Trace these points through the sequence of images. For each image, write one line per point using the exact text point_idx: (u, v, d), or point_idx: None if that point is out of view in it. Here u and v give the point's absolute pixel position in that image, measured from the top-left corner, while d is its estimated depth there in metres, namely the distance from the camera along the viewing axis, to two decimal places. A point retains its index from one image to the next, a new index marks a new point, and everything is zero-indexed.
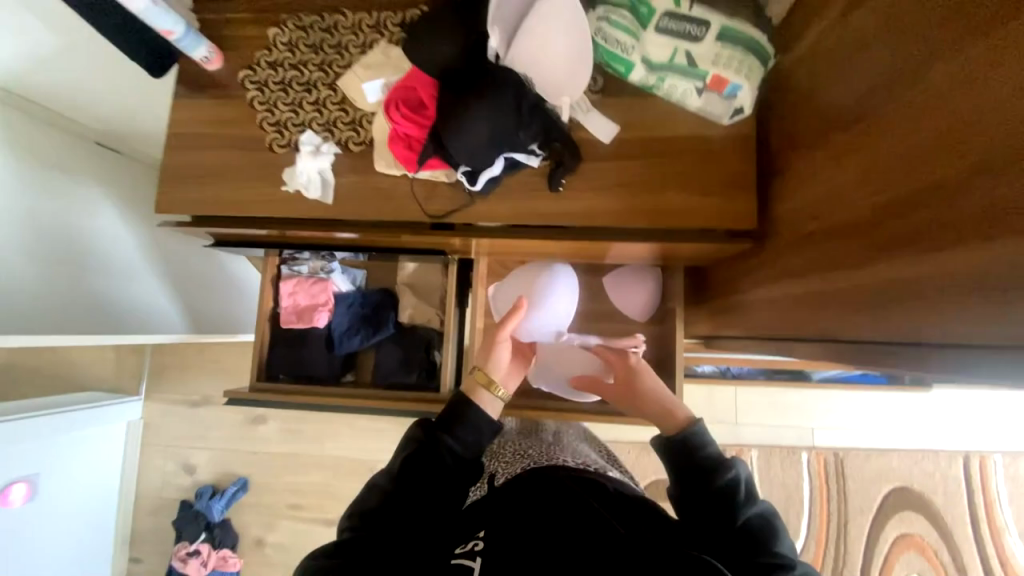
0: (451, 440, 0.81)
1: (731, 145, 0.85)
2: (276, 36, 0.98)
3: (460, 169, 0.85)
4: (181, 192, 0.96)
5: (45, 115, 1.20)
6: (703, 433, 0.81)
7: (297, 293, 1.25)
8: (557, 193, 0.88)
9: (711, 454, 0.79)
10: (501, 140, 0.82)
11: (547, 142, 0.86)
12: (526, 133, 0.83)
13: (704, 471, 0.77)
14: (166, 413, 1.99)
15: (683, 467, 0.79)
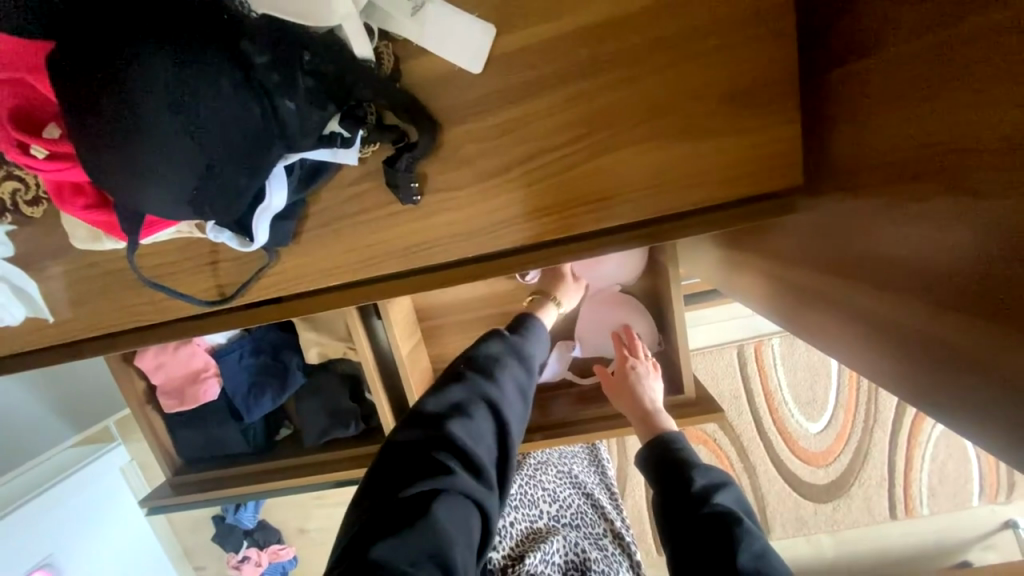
0: (534, 358, 0.68)
1: (736, 14, 0.39)
2: None
3: (209, 223, 0.43)
4: None
5: None
6: (681, 440, 0.74)
7: (166, 365, 0.93)
8: (417, 203, 0.47)
9: (678, 453, 0.71)
10: (246, 149, 0.38)
11: (352, 111, 0.41)
12: (293, 110, 0.39)
13: (674, 467, 0.70)
14: None
15: (655, 469, 0.72)
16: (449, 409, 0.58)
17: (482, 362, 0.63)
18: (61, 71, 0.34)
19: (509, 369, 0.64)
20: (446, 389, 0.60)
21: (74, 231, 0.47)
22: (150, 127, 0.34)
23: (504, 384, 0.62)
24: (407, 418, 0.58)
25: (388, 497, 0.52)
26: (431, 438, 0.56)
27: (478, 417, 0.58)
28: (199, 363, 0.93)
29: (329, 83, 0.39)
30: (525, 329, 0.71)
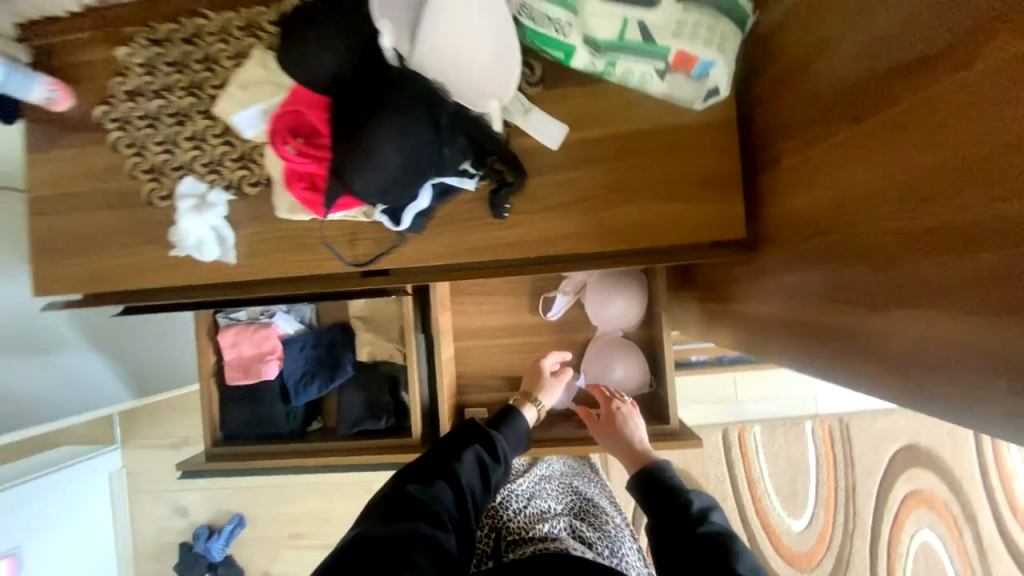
0: (501, 447, 0.86)
1: (705, 136, 0.69)
2: (129, 56, 0.77)
3: (378, 208, 0.69)
4: (60, 267, 0.80)
5: None
6: (669, 468, 0.88)
7: (240, 344, 1.11)
8: (503, 220, 0.73)
9: (672, 483, 0.84)
10: (420, 167, 0.66)
11: (480, 158, 0.69)
12: (451, 151, 0.66)
13: (670, 494, 0.82)
14: (147, 460, 1.90)
15: (652, 497, 0.83)
16: (426, 472, 0.78)
17: (459, 440, 0.84)
18: (342, 115, 0.64)
19: (480, 449, 0.83)
20: (428, 458, 0.81)
21: (282, 203, 0.72)
22: (380, 148, 0.63)
23: (473, 461, 0.82)
24: (396, 477, 0.79)
25: (371, 526, 0.70)
26: (408, 492, 0.75)
27: (446, 481, 0.77)
28: (268, 346, 1.11)
29: (472, 140, 0.67)
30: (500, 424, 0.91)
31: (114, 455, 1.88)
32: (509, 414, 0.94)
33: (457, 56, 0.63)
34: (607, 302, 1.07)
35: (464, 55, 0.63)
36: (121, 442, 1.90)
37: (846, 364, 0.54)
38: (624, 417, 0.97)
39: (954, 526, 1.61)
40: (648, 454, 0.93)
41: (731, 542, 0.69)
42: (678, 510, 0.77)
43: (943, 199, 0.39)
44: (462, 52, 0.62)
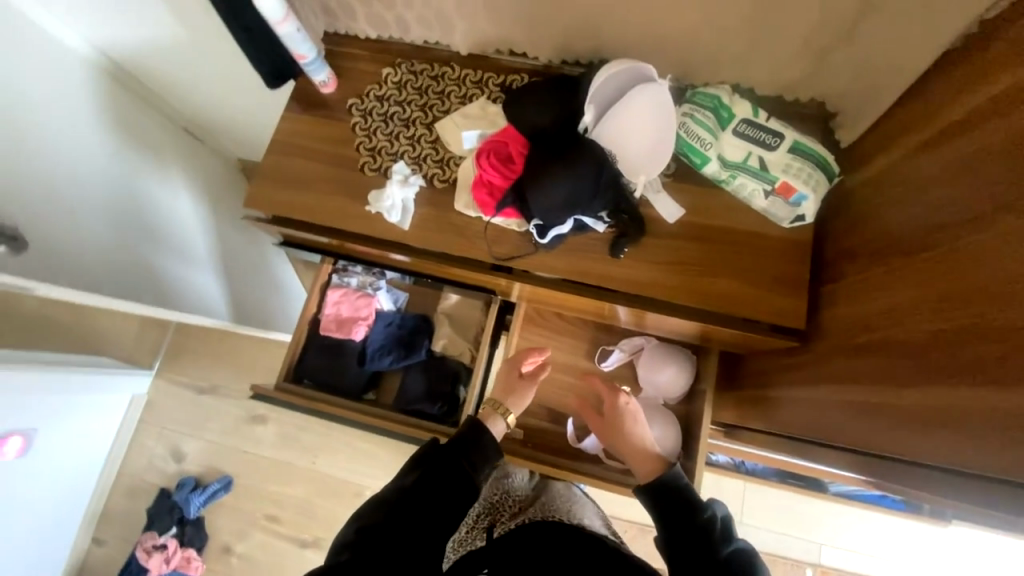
0: (465, 476, 0.85)
1: (789, 247, 0.90)
2: (388, 74, 1.05)
3: (532, 222, 0.91)
4: (271, 194, 1.03)
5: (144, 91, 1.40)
6: (680, 476, 0.86)
7: (342, 304, 1.28)
8: (618, 259, 0.93)
9: (689, 497, 0.83)
10: (576, 204, 0.89)
11: (616, 212, 0.92)
12: (599, 200, 0.90)
13: (687, 513, 0.81)
14: (170, 395, 1.99)
15: (667, 511, 0.83)
16: (397, 507, 0.79)
17: (431, 471, 0.84)
18: (536, 154, 0.90)
19: (449, 482, 0.83)
20: (402, 489, 0.82)
21: (463, 199, 0.97)
22: (556, 181, 0.87)
23: (444, 497, 0.82)
24: (369, 501, 0.83)
25: (349, 560, 0.73)
26: (374, 520, 0.78)
27: (418, 516, 0.79)
28: (363, 312, 1.28)
29: (616, 197, 0.91)
30: (468, 447, 0.88)
31: (143, 379, 1.97)
32: (478, 438, 0.88)
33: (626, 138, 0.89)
34: (659, 367, 1.22)
35: (631, 140, 0.89)
36: (154, 370, 2.00)
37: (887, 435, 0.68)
38: (624, 416, 0.97)
39: None
40: (651, 450, 0.92)
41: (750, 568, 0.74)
42: (699, 535, 0.78)
43: (974, 310, 0.57)
44: (631, 137, 0.89)
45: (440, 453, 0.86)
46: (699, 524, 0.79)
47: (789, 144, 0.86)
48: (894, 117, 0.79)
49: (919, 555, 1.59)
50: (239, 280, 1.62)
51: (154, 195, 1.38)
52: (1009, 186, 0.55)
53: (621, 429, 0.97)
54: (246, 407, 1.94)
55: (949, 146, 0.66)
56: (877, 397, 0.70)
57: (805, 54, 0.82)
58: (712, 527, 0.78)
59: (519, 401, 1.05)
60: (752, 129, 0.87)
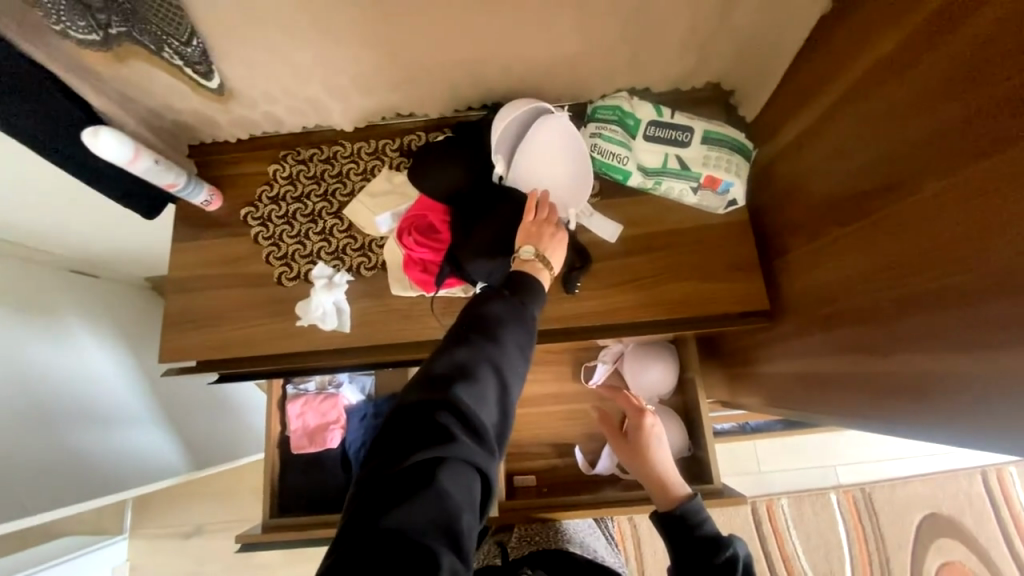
0: (537, 326, 0.66)
1: (731, 232, 0.90)
2: (276, 171, 0.96)
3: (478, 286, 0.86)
4: (187, 338, 0.92)
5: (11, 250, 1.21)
6: (699, 507, 0.81)
7: (306, 414, 1.18)
8: (573, 293, 0.89)
9: (707, 533, 0.77)
10: None
11: None
12: None
13: (705, 551, 0.75)
14: (153, 551, 1.80)
15: (679, 544, 0.79)
16: (441, 388, 0.56)
17: (479, 330, 0.61)
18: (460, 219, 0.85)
19: (503, 343, 0.61)
20: (439, 361, 0.59)
21: (400, 283, 0.90)
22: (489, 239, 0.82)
23: (497, 359, 0.60)
24: (414, 382, 0.58)
25: (386, 478, 0.51)
26: (432, 407, 0.55)
27: (476, 390, 0.57)
28: (332, 416, 1.19)
29: None
30: (527, 293, 0.68)
31: (118, 546, 1.77)
32: (533, 283, 0.69)
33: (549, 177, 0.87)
34: (647, 367, 1.19)
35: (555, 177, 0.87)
36: (128, 531, 1.81)
37: (878, 404, 0.68)
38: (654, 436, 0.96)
39: None
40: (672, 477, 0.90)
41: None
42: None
43: (929, 275, 0.57)
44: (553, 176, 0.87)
45: (500, 305, 0.64)
46: (715, 564, 0.73)
47: (701, 135, 0.85)
48: (788, 87, 0.80)
49: (921, 445, 1.69)
50: (188, 420, 1.46)
51: (54, 366, 1.19)
52: (929, 147, 0.55)
53: (647, 448, 0.95)
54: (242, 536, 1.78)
55: (856, 111, 0.66)
56: (857, 367, 0.71)
57: (690, 46, 0.80)
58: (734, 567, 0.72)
59: (557, 249, 0.77)
60: (662, 130, 0.85)
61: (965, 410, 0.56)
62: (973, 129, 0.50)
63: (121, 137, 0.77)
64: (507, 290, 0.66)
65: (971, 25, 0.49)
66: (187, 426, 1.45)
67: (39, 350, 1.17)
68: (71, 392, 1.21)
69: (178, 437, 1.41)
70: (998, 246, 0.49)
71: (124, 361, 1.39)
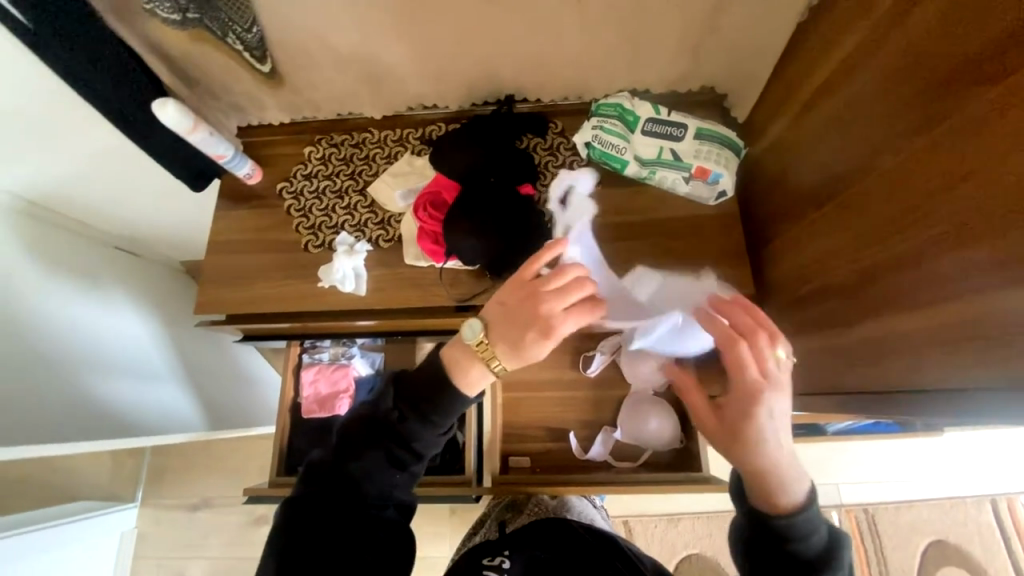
0: (432, 425, 0.65)
1: (722, 221, 0.96)
2: (311, 152, 1.08)
3: (473, 263, 0.95)
4: (220, 293, 1.02)
5: (67, 223, 1.35)
6: (811, 521, 0.58)
7: (318, 381, 1.26)
8: None
9: (813, 549, 0.58)
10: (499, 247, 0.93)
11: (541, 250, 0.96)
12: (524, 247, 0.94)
13: (800, 568, 0.57)
14: (162, 521, 1.87)
15: (763, 547, 0.59)
16: (329, 483, 0.63)
17: (365, 432, 0.65)
18: (460, 200, 0.94)
19: (401, 439, 0.65)
20: (343, 441, 0.66)
21: (412, 253, 0.99)
22: (475, 225, 0.91)
23: (392, 453, 0.65)
24: (309, 473, 0.64)
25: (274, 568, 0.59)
26: (319, 502, 0.62)
27: (367, 481, 0.63)
28: (341, 385, 1.27)
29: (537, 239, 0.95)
30: (417, 390, 0.66)
31: (129, 512, 1.84)
32: (427, 379, 0.66)
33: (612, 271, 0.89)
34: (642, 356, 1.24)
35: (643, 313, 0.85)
36: (139, 500, 1.88)
37: (853, 373, 0.72)
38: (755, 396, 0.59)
39: None
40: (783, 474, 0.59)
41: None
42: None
43: (887, 243, 0.63)
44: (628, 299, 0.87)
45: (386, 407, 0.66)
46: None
47: (694, 131, 0.93)
48: (775, 88, 0.88)
49: (928, 467, 1.65)
50: (208, 387, 1.55)
51: (93, 324, 1.31)
52: (885, 129, 0.63)
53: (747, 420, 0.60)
54: (246, 511, 1.85)
55: (828, 106, 0.74)
56: (834, 339, 0.75)
57: (685, 50, 0.90)
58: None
59: (526, 348, 0.63)
60: (658, 126, 0.94)
61: (923, 367, 0.60)
62: (920, 109, 0.58)
63: (184, 110, 0.89)
64: (396, 392, 0.67)
65: (913, 25, 0.58)
66: (208, 392, 1.54)
67: (79, 303, 1.29)
68: (104, 348, 1.32)
69: (197, 401, 1.49)
70: (956, 203, 0.53)
71: (156, 325, 1.49)
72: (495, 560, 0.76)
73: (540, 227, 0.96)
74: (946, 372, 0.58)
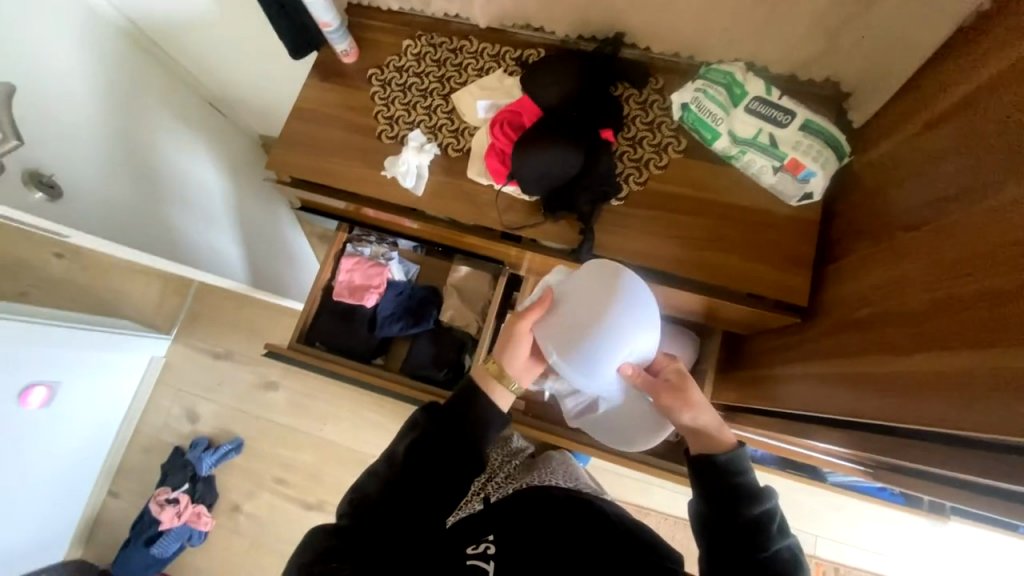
0: (472, 438, 0.80)
1: (796, 225, 0.91)
2: (408, 46, 1.08)
3: (530, 195, 0.95)
4: (292, 158, 1.07)
5: (166, 61, 1.44)
6: (744, 459, 0.71)
7: (354, 271, 1.31)
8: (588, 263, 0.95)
9: (747, 485, 0.69)
10: (565, 186, 0.93)
11: (604, 201, 0.94)
12: (587, 193, 0.93)
13: (736, 502, 0.69)
14: (186, 358, 2.05)
15: (706, 484, 0.71)
16: (386, 476, 0.77)
17: (412, 440, 0.79)
18: (539, 127, 0.92)
19: (445, 457, 0.78)
20: (394, 459, 0.79)
21: (476, 168, 1.00)
22: (545, 155, 0.90)
23: (441, 455, 0.78)
24: (372, 468, 0.79)
25: (335, 545, 0.70)
26: (379, 492, 0.76)
27: (416, 486, 0.76)
28: (374, 281, 1.31)
29: (602, 189, 0.93)
30: (460, 409, 0.81)
31: (161, 343, 2.03)
32: (469, 400, 0.81)
33: (580, 288, 0.89)
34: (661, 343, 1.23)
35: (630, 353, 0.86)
36: (172, 335, 2.07)
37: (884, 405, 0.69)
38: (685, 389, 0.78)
39: None
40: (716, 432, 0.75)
41: (791, 569, 0.65)
42: (749, 524, 0.67)
43: (976, 276, 0.58)
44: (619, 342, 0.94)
45: (430, 421, 0.80)
46: (749, 517, 0.67)
47: (800, 122, 0.86)
48: (908, 96, 0.80)
49: (917, 549, 1.57)
50: (259, 249, 1.65)
51: (175, 159, 1.39)
52: (1018, 155, 0.56)
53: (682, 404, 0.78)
54: (259, 374, 2.00)
55: (961, 121, 0.67)
56: (873, 369, 0.71)
57: (821, 31, 0.82)
58: (769, 522, 0.67)
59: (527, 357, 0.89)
60: (764, 107, 0.87)
61: (960, 409, 0.56)
62: None
63: None
64: (439, 406, 0.82)
65: None
66: (256, 255, 1.64)
67: (168, 136, 1.37)
68: (185, 185, 1.41)
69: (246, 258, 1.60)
70: None
71: (228, 178, 1.58)
72: (478, 548, 0.72)
73: (608, 177, 0.93)
74: (981, 415, 0.53)
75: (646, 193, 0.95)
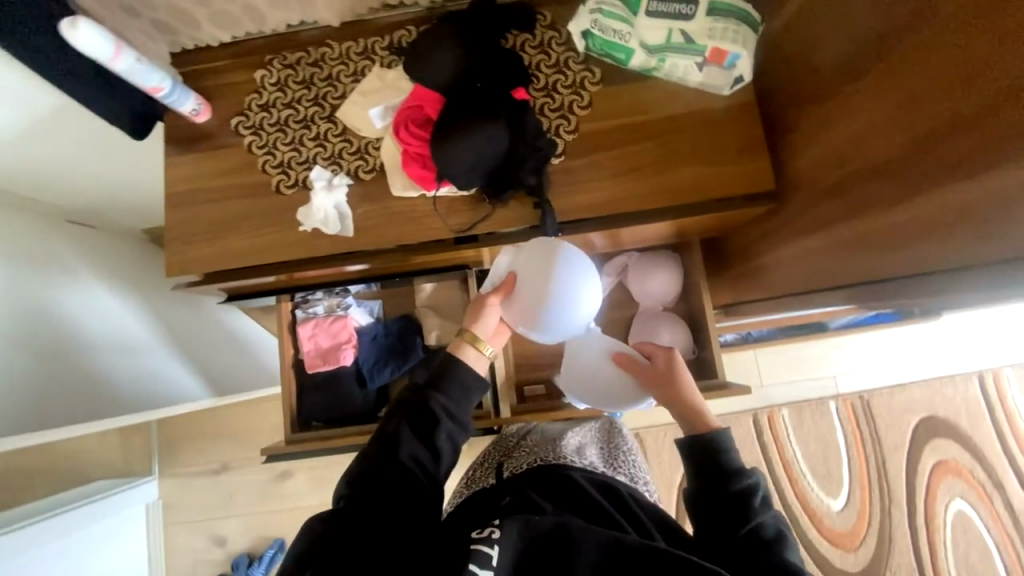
0: (458, 412, 0.74)
1: (736, 113, 0.87)
2: (264, 77, 0.92)
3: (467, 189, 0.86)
4: (192, 251, 0.92)
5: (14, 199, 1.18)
6: (728, 438, 0.77)
7: (317, 335, 1.19)
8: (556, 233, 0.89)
9: (731, 463, 0.75)
10: (500, 166, 0.85)
11: (543, 165, 0.87)
12: (525, 165, 0.85)
13: (721, 478, 0.73)
14: (183, 488, 1.88)
15: (695, 463, 0.76)
16: (376, 455, 0.70)
17: (398, 414, 0.73)
18: (447, 115, 0.82)
19: (433, 429, 0.72)
20: (383, 436, 0.71)
21: (398, 182, 0.89)
22: (467, 142, 0.80)
23: (426, 429, 0.72)
24: (361, 452, 0.72)
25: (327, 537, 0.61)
26: (369, 473, 0.69)
27: (409, 466, 0.69)
28: (344, 335, 1.21)
29: (536, 153, 0.85)
30: (440, 379, 0.76)
31: (149, 485, 1.85)
32: (448, 366, 0.76)
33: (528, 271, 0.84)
34: (645, 273, 1.20)
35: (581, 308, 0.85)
36: (157, 473, 1.88)
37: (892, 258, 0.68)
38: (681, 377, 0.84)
39: (983, 493, 1.65)
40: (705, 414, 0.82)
41: (770, 543, 0.68)
42: (734, 499, 0.71)
43: (940, 106, 0.56)
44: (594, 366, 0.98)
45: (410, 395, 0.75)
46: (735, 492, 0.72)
47: (706, 7, 0.78)
48: None
49: (919, 350, 1.71)
50: (204, 354, 1.46)
51: (59, 303, 1.17)
52: None
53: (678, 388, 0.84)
54: (267, 469, 1.87)
55: None
56: (867, 228, 0.70)
57: None
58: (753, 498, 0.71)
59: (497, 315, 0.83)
60: (665, 4, 0.78)
61: None
62: None
63: (102, 31, 0.73)
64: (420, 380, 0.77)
65: None
66: (207, 362, 1.46)
67: (38, 282, 1.14)
68: (83, 327, 1.21)
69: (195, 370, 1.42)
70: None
71: (133, 296, 1.37)
72: (483, 533, 0.62)
73: (538, 139, 0.85)
74: None
75: (581, 138, 0.88)
